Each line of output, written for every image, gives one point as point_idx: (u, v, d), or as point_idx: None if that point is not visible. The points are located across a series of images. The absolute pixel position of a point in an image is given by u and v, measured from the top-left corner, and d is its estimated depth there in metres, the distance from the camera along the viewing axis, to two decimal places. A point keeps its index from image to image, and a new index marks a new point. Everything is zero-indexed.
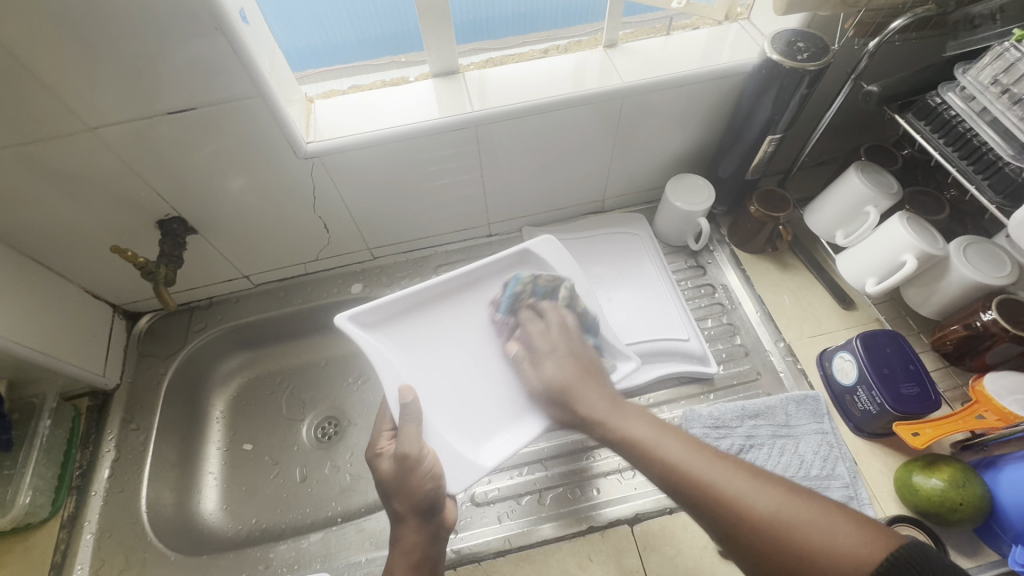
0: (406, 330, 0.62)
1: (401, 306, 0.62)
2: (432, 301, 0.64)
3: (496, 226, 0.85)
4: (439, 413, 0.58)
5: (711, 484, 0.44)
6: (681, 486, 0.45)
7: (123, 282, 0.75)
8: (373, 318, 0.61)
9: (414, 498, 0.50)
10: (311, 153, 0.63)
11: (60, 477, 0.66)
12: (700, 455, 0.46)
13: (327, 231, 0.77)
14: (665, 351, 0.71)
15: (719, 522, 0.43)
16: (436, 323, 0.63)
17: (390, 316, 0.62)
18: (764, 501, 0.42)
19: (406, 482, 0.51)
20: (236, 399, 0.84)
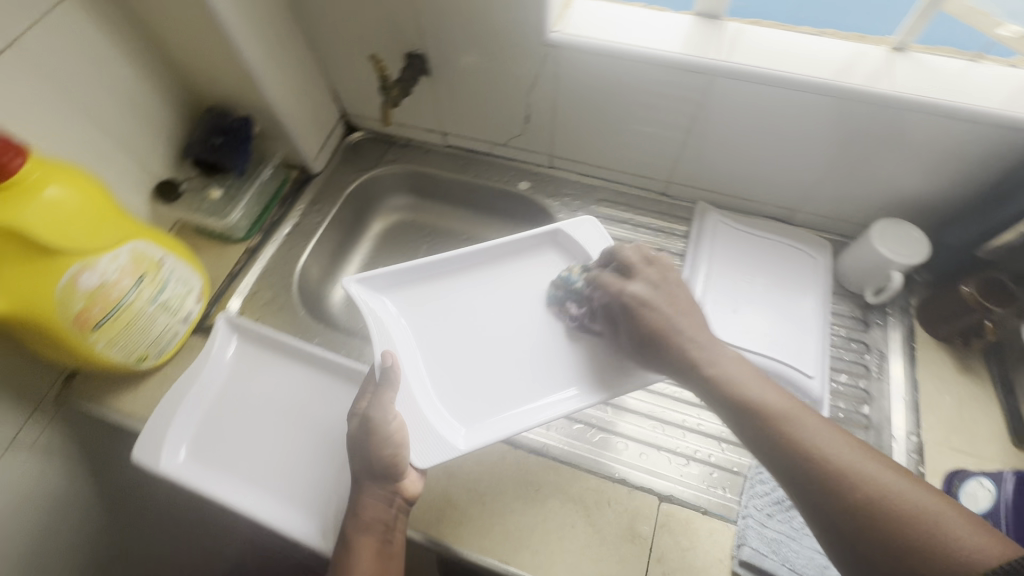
0: (407, 302, 0.70)
1: (413, 277, 0.71)
2: (442, 281, 0.72)
3: (675, 188, 0.83)
4: (424, 389, 0.63)
5: (808, 443, 0.45)
6: (781, 440, 0.47)
7: (357, 95, 0.88)
8: (378, 287, 0.69)
9: (376, 464, 0.53)
10: (553, 42, 0.67)
11: (257, 218, 0.83)
12: (805, 417, 0.48)
13: (525, 123, 0.82)
14: (784, 377, 0.65)
15: (810, 479, 0.44)
16: (406, 285, 0.71)
17: (399, 282, 0.70)
18: (866, 468, 0.43)
19: (367, 447, 0.54)
20: (389, 230, 0.97)
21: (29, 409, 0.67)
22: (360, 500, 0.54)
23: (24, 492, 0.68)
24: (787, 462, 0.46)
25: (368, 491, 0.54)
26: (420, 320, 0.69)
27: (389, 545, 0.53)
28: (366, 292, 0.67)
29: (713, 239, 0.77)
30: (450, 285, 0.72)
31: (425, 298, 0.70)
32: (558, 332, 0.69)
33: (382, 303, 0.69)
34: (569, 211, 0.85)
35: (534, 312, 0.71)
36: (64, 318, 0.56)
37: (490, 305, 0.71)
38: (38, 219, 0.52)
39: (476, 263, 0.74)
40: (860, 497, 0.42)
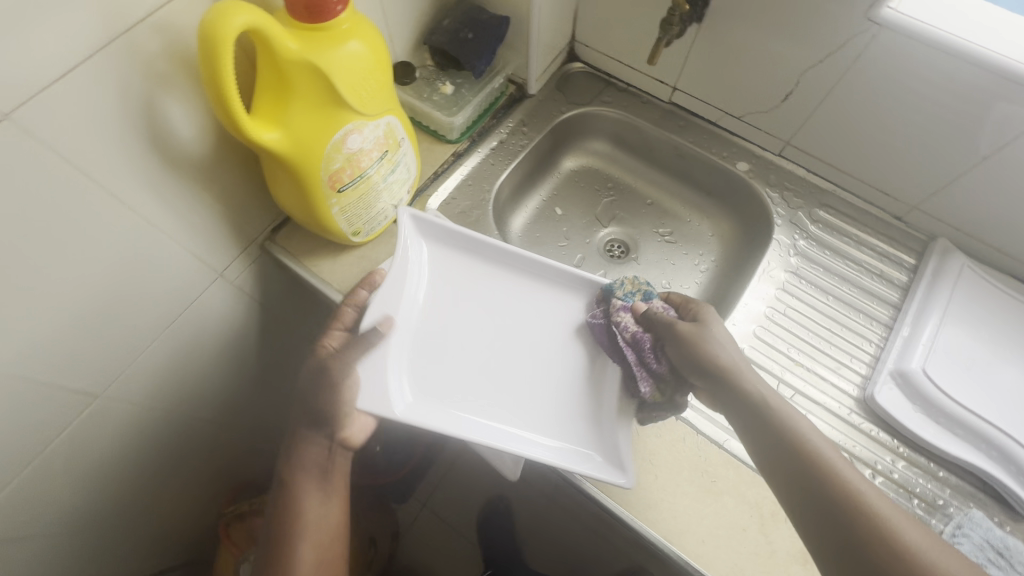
0: (444, 260, 0.66)
1: (460, 244, 0.67)
2: (486, 263, 0.67)
3: (918, 216, 0.75)
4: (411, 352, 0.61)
5: (854, 494, 0.46)
6: (823, 485, 0.47)
7: (600, 23, 0.83)
8: (428, 233, 0.66)
9: (316, 413, 0.60)
10: (877, 19, 0.60)
11: (470, 124, 0.80)
12: (850, 469, 0.48)
13: (781, 101, 0.75)
14: (1007, 453, 0.60)
15: (851, 527, 0.45)
16: (449, 253, 0.66)
17: (447, 240, 0.66)
18: (913, 538, 0.44)
19: (317, 389, 0.60)
20: (576, 172, 0.94)
21: (241, 248, 0.69)
22: (304, 438, 0.62)
23: (217, 322, 0.73)
24: (831, 504, 0.46)
25: (312, 433, 0.62)
26: (437, 282, 0.65)
27: (325, 478, 0.62)
28: (415, 231, 0.65)
29: (954, 285, 0.69)
30: (489, 274, 0.67)
31: (464, 274, 0.66)
32: (552, 382, 0.63)
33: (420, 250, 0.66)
34: (786, 207, 0.79)
35: (539, 333, 0.65)
36: (322, 173, 0.56)
37: (503, 310, 0.65)
38: (340, 69, 0.51)
39: (525, 274, 0.67)
40: (899, 560, 0.43)
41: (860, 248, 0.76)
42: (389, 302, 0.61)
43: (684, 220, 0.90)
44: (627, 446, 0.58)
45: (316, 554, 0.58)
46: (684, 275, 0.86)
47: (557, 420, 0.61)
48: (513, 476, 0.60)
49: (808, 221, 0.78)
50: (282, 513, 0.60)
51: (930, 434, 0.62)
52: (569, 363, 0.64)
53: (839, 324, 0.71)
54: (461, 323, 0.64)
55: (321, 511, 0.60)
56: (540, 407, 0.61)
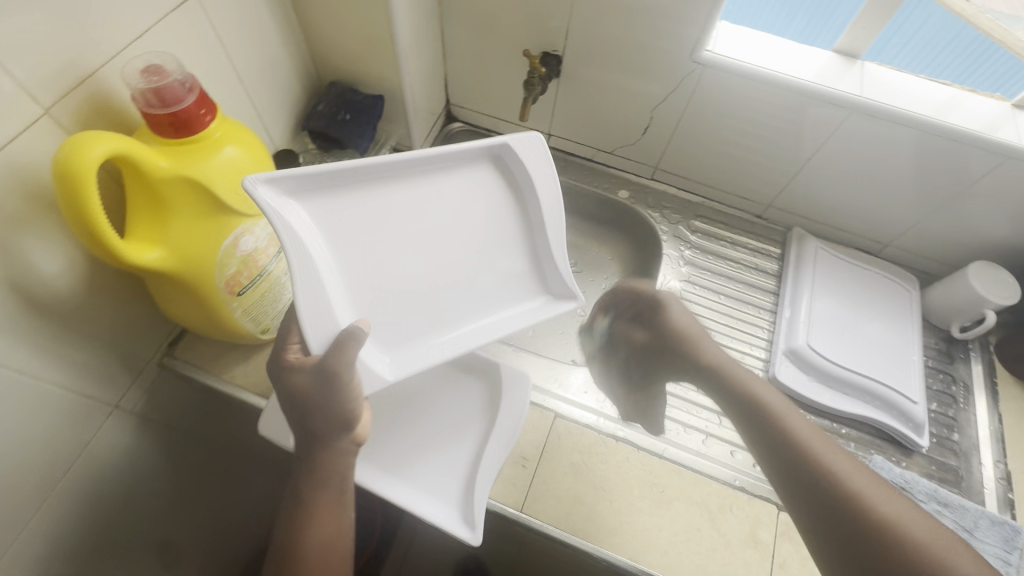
0: (336, 210, 0.52)
1: (333, 177, 0.52)
2: (384, 183, 0.55)
3: (774, 212, 0.87)
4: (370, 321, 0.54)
5: (824, 464, 0.48)
6: (795, 460, 0.50)
7: (472, 87, 0.89)
8: (298, 188, 0.50)
9: (325, 426, 0.49)
10: (702, 60, 0.70)
11: None
12: (823, 439, 0.51)
13: (643, 133, 0.84)
14: (887, 400, 0.70)
15: (818, 493, 0.47)
16: (344, 197, 0.53)
17: (324, 185, 0.51)
18: (873, 488, 0.46)
19: (327, 399, 0.48)
20: None
21: (135, 372, 0.63)
22: (315, 450, 0.50)
23: (120, 459, 0.65)
24: (798, 480, 0.49)
25: (320, 446, 0.50)
26: (338, 233, 0.52)
27: (341, 494, 0.50)
28: (282, 197, 0.48)
29: (814, 265, 0.81)
30: (397, 191, 0.56)
31: (368, 210, 0.54)
32: (487, 252, 0.60)
33: (305, 213, 0.51)
34: (669, 223, 0.88)
35: (470, 214, 0.59)
36: (217, 280, 0.54)
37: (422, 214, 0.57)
38: (220, 176, 0.50)
39: (418, 165, 0.57)
40: (871, 524, 0.44)
41: (735, 247, 0.86)
42: (313, 281, 0.48)
43: (584, 249, 0.96)
44: (571, 274, 0.60)
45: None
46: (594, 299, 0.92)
47: (512, 283, 0.61)
48: (475, 542, 0.54)
49: (689, 232, 0.87)
50: (286, 532, 0.49)
51: (828, 398, 0.71)
52: (507, 229, 0.61)
53: (734, 318, 0.80)
54: (401, 248, 0.55)
55: (326, 534, 0.49)
56: (499, 280, 0.61)
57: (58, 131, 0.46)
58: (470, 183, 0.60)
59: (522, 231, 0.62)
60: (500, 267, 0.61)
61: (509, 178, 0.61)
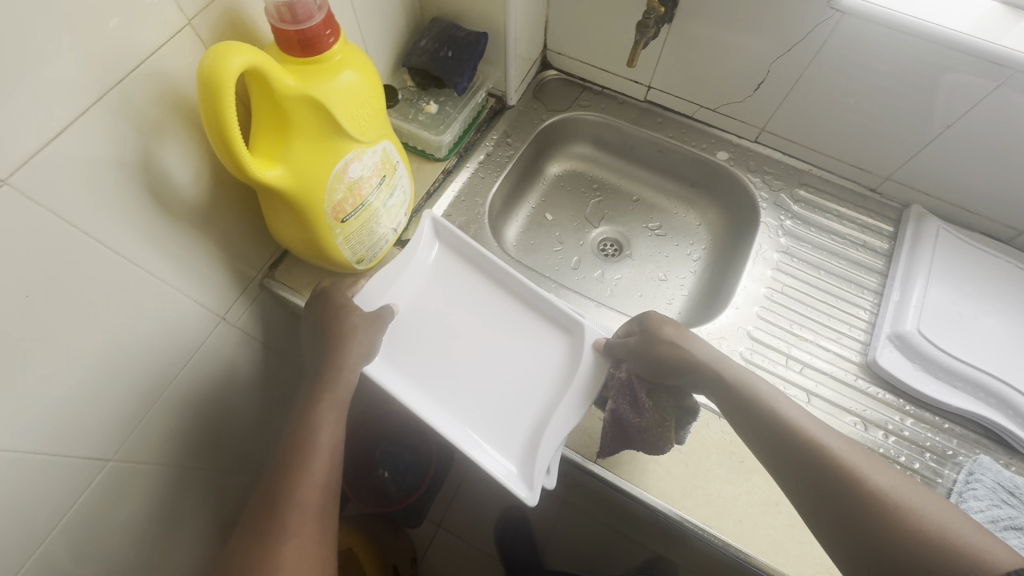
0: (449, 274, 0.69)
1: (470, 262, 0.70)
2: (503, 298, 0.68)
3: (892, 186, 0.80)
4: (398, 333, 0.64)
5: (815, 441, 0.50)
6: (785, 445, 0.51)
7: (573, 31, 0.85)
8: (445, 242, 0.70)
9: (354, 353, 0.58)
10: (841, 7, 0.63)
11: (457, 140, 0.80)
12: (813, 420, 0.52)
13: (753, 90, 0.78)
14: (1004, 399, 0.64)
15: (810, 475, 0.49)
16: (466, 276, 0.69)
17: (461, 259, 0.70)
18: (894, 482, 0.46)
19: (352, 333, 0.59)
20: (563, 177, 0.96)
21: (241, 288, 0.67)
22: (334, 372, 0.57)
23: (223, 368, 0.71)
24: (789, 463, 0.50)
25: (342, 366, 0.57)
26: (430, 286, 0.68)
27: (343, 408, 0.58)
28: (430, 235, 0.69)
29: (934, 247, 0.74)
30: (505, 306, 0.68)
31: (471, 293, 0.68)
32: (499, 389, 0.63)
33: (425, 259, 0.69)
34: (769, 190, 0.83)
35: (509, 361, 0.64)
36: (325, 205, 0.56)
37: (492, 330, 0.66)
38: (338, 101, 0.50)
39: (528, 305, 0.68)
40: (865, 498, 0.46)
41: (842, 221, 0.80)
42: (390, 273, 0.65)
43: (671, 213, 0.93)
44: (546, 469, 0.56)
45: (320, 487, 0.55)
46: (677, 264, 0.89)
47: (507, 434, 0.60)
48: (531, 501, 0.55)
49: (790, 201, 0.82)
50: (300, 432, 0.56)
51: (934, 389, 0.65)
52: (533, 374, 0.64)
53: (832, 296, 0.75)
54: (462, 329, 0.66)
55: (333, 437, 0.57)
56: (497, 425, 0.60)
57: (197, 43, 0.48)
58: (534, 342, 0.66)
59: (551, 392, 0.62)
60: (496, 410, 0.61)
61: (573, 357, 0.64)
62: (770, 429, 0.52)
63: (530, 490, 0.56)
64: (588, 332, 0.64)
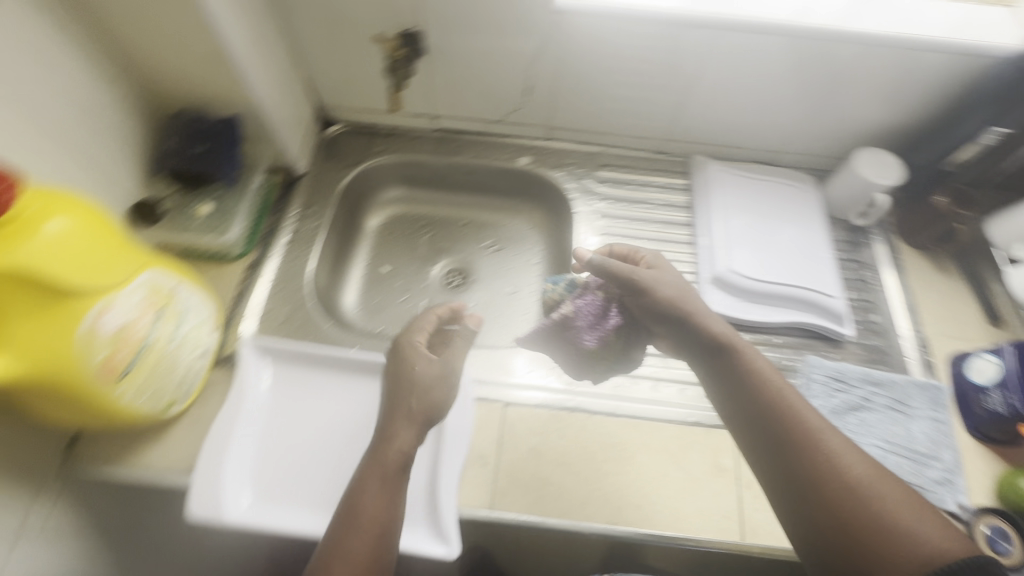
0: (291, 382, 0.63)
1: (308, 358, 0.65)
2: (357, 376, 0.65)
3: (672, 144, 0.87)
4: (260, 469, 0.58)
5: (798, 414, 0.49)
6: (770, 416, 0.49)
7: (337, 85, 0.82)
8: (276, 355, 0.64)
9: (421, 404, 0.54)
10: (559, 8, 0.67)
11: (254, 227, 0.74)
12: (799, 395, 0.51)
13: (525, 96, 0.81)
14: (809, 302, 0.72)
15: (790, 450, 0.47)
16: (313, 373, 0.64)
17: (298, 361, 0.64)
18: (861, 468, 0.45)
19: (402, 392, 0.55)
20: (385, 226, 0.92)
21: (32, 495, 0.55)
22: (390, 433, 0.51)
23: None
24: (771, 435, 0.49)
25: (397, 422, 0.52)
26: (279, 403, 0.62)
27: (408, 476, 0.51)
28: (257, 358, 0.63)
29: (718, 188, 0.82)
30: (360, 382, 0.64)
31: (325, 389, 0.63)
32: None
33: (261, 379, 0.63)
34: (575, 180, 0.86)
35: None
36: (86, 370, 0.47)
37: (361, 412, 0.62)
38: (46, 255, 0.43)
39: (381, 368, 0.65)
40: (842, 482, 0.44)
41: (644, 188, 0.86)
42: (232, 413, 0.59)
43: (502, 225, 0.94)
44: (452, 519, 0.56)
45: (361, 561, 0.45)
46: (521, 272, 0.91)
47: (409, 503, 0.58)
48: (453, 555, 0.54)
49: (596, 184, 0.86)
50: (349, 499, 0.48)
51: (757, 314, 0.73)
52: None
53: None
54: (329, 428, 0.61)
55: (378, 505, 0.47)
56: None
57: None
58: None
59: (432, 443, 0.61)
60: None
61: None
62: (759, 398, 0.51)
63: (445, 546, 0.55)
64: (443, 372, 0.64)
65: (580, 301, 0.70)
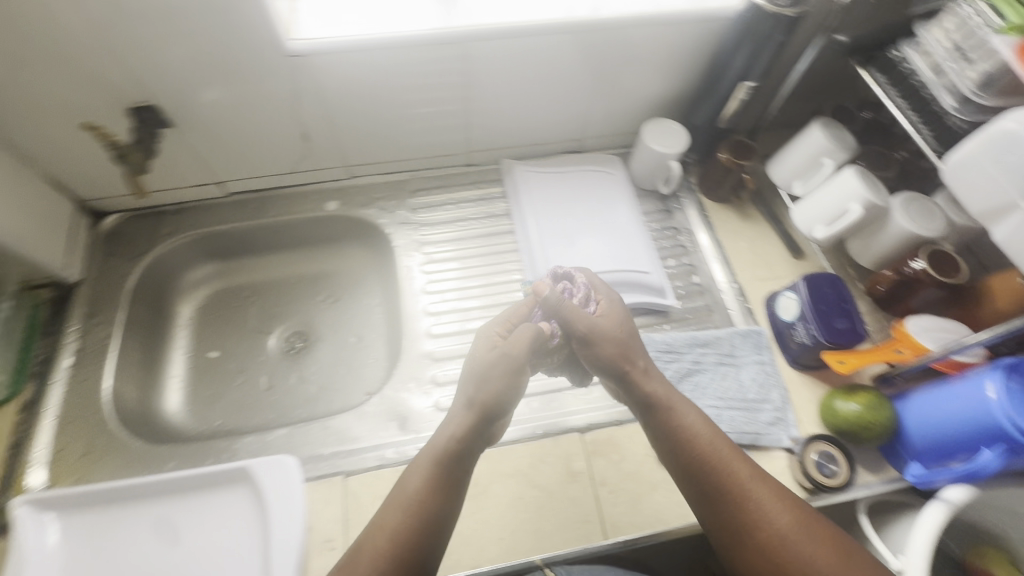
0: (87, 532, 0.55)
1: (103, 499, 0.56)
2: (168, 500, 0.56)
3: (478, 154, 0.86)
4: None
5: (723, 467, 0.52)
6: (693, 469, 0.53)
7: (91, 177, 0.73)
8: (65, 506, 0.55)
9: (512, 379, 0.56)
10: (293, 52, 0.62)
11: (19, 362, 0.67)
12: (719, 447, 0.53)
13: (305, 142, 0.76)
14: (628, 283, 0.74)
15: (717, 505, 0.51)
16: (115, 514, 0.56)
17: (93, 505, 0.56)
18: (782, 517, 0.49)
19: (479, 362, 0.56)
20: (204, 308, 0.84)
21: None
22: (449, 418, 0.55)
23: None
24: (694, 487, 0.52)
25: (455, 409, 0.56)
26: (74, 562, 0.53)
27: (462, 464, 0.54)
28: (37, 518, 0.54)
29: (528, 189, 0.82)
30: (173, 508, 0.56)
31: (130, 529, 0.55)
32: None
33: (48, 539, 0.54)
34: (389, 213, 0.83)
35: (203, 557, 0.54)
36: None
37: (178, 536, 0.55)
38: None
39: (196, 483, 0.57)
40: (750, 532, 0.49)
41: (460, 204, 0.84)
42: None
43: (333, 274, 0.89)
44: None
45: (401, 525, 0.49)
46: (364, 318, 0.87)
47: None
48: None
49: (411, 213, 0.83)
50: (411, 473, 0.53)
51: None
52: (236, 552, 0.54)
53: (483, 274, 0.78)
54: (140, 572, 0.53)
55: (425, 482, 0.51)
56: None
57: None
58: (223, 514, 0.56)
59: (259, 556, 0.53)
60: None
61: (265, 504, 0.55)
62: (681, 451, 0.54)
63: None
64: (258, 468, 0.56)
65: (564, 285, 0.62)
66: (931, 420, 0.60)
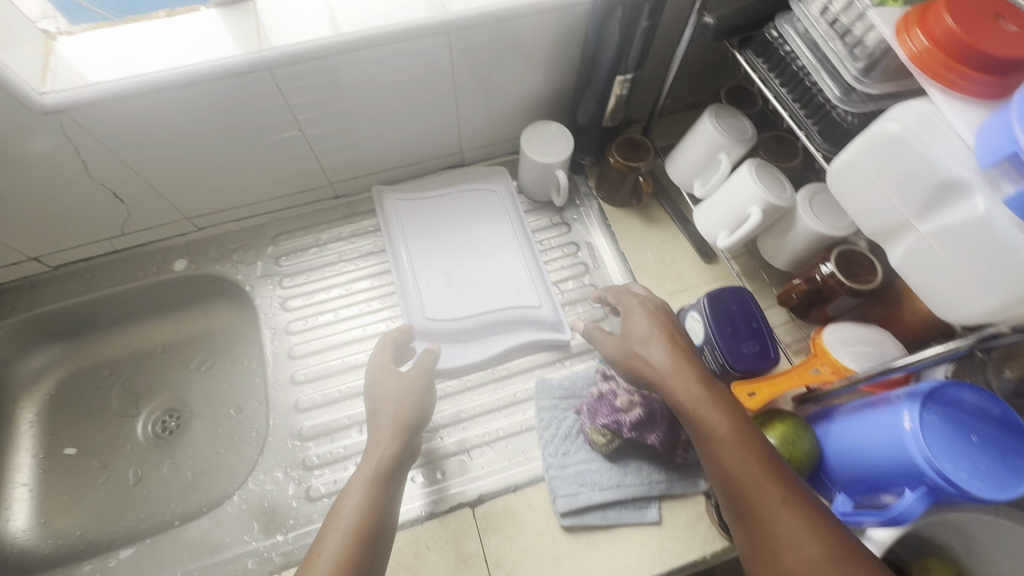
0: None
1: None
2: None
3: (343, 185, 0.75)
4: None
5: (739, 462, 0.43)
6: (712, 463, 0.45)
7: None
8: None
9: (408, 390, 0.55)
10: (50, 107, 0.50)
11: None
12: (753, 448, 0.44)
13: (121, 200, 0.64)
14: (515, 319, 0.67)
15: (730, 501, 0.43)
16: None
17: None
18: (793, 527, 0.39)
19: (377, 375, 0.57)
20: (52, 399, 0.73)
21: None
22: (376, 437, 0.51)
23: None
24: (717, 485, 0.45)
25: (380, 431, 0.52)
26: None
27: (393, 475, 0.49)
28: None
29: (400, 223, 0.73)
30: None
31: None
32: None
33: None
34: (248, 266, 0.72)
35: None
36: None
37: None
38: None
39: None
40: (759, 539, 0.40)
41: (330, 245, 0.74)
42: None
43: (204, 338, 0.78)
44: None
45: (340, 554, 0.42)
46: (242, 384, 0.76)
47: None
48: None
49: (274, 262, 0.73)
50: (344, 495, 0.47)
51: (472, 354, 0.66)
52: None
53: (358, 326, 0.68)
54: None
55: (361, 505, 0.46)
56: None
57: None
58: None
59: None
60: None
61: None
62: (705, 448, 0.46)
63: None
64: None
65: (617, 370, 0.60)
66: (857, 450, 0.51)
